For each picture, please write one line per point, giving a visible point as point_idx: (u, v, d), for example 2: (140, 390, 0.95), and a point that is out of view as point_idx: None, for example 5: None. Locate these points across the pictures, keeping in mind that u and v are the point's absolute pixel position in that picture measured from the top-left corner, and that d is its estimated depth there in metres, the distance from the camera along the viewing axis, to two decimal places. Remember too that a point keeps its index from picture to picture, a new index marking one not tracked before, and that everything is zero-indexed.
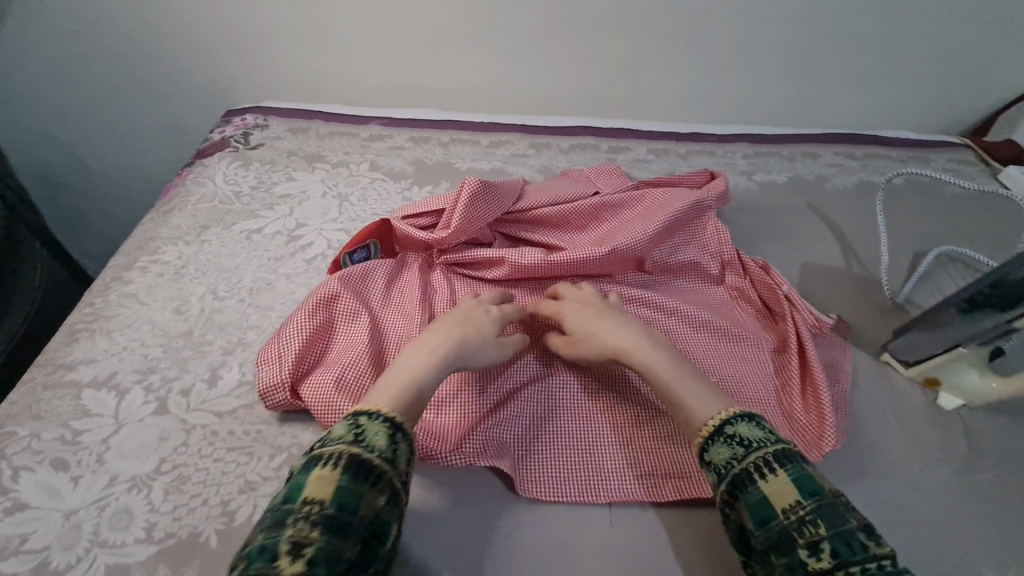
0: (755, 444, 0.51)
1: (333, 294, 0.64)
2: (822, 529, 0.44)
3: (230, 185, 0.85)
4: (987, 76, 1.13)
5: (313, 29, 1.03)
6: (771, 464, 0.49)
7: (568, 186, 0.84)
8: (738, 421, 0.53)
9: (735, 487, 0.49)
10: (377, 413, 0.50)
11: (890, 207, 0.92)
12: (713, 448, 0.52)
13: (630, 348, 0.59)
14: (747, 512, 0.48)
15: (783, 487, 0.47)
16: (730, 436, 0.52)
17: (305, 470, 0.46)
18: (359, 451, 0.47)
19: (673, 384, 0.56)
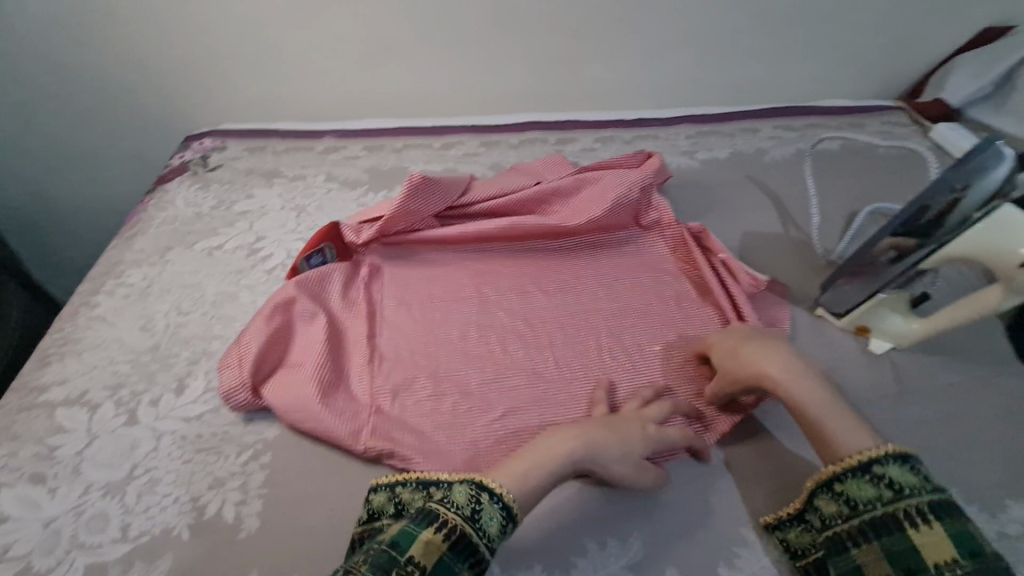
0: (908, 492, 0.45)
1: (291, 298, 0.68)
2: None
3: (191, 207, 0.88)
4: (916, 40, 1.17)
5: (261, 50, 1.06)
6: (925, 514, 0.44)
7: (513, 179, 0.88)
8: (889, 462, 0.47)
9: (873, 527, 0.45)
10: (496, 495, 0.47)
11: (826, 173, 0.96)
12: (852, 482, 0.48)
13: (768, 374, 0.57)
14: (885, 556, 0.44)
15: (938, 543, 0.42)
16: (877, 477, 0.47)
17: (419, 522, 0.44)
18: (471, 530, 0.44)
19: (821, 418, 0.53)
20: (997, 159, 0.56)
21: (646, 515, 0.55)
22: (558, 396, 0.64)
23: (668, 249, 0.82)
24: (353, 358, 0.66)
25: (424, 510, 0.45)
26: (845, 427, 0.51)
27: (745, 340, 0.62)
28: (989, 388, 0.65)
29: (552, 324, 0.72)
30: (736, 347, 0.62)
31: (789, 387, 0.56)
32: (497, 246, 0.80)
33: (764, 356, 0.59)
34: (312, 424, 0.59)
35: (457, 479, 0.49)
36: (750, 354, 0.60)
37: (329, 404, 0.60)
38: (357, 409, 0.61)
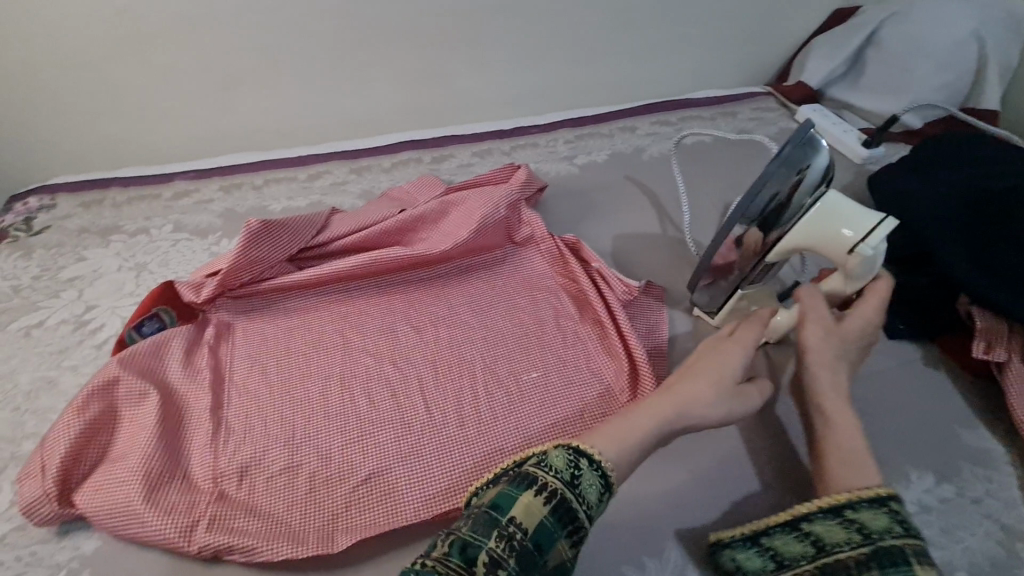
0: (916, 532, 0.46)
1: (112, 380, 0.59)
2: None
3: (8, 280, 0.77)
4: (776, 26, 1.21)
5: (91, 91, 0.96)
6: (927, 560, 0.44)
7: (378, 208, 0.82)
8: (899, 503, 0.48)
9: (875, 554, 0.44)
10: (595, 462, 0.48)
11: (700, 167, 0.97)
12: (866, 511, 0.47)
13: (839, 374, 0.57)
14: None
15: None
16: (893, 511, 0.47)
17: (520, 485, 0.45)
18: (573, 495, 0.45)
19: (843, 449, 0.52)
20: (814, 140, 0.56)
21: None
22: (426, 440, 0.60)
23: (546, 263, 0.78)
24: (193, 437, 0.58)
25: (523, 472, 0.46)
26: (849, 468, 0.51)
27: (861, 338, 0.59)
28: (858, 370, 0.66)
29: (423, 362, 0.67)
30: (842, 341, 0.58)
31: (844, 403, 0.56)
32: (363, 282, 0.74)
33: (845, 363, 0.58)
34: (137, 528, 0.51)
35: (553, 445, 0.49)
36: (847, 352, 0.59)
37: (158, 501, 0.52)
38: (195, 500, 0.53)
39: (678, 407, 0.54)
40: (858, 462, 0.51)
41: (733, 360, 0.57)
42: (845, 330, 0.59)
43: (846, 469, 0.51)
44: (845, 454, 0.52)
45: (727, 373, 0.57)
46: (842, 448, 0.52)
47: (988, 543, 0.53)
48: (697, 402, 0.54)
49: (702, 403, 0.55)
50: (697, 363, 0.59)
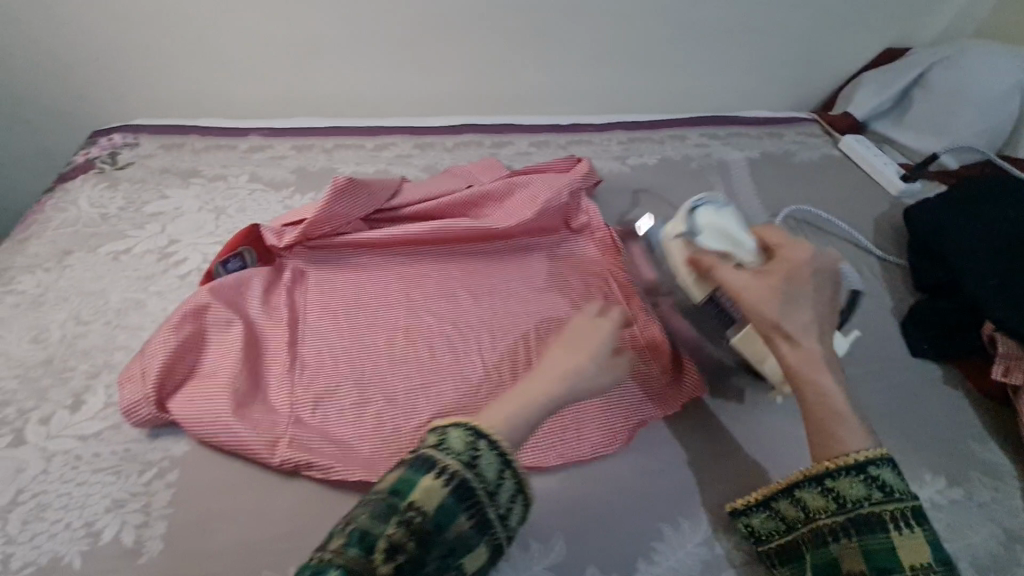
0: (897, 496, 0.49)
1: (204, 305, 0.64)
2: None
3: (96, 207, 0.82)
4: (827, 58, 1.26)
5: (180, 42, 1.01)
6: (908, 520, 0.48)
7: (445, 182, 0.87)
8: (882, 466, 0.50)
9: (860, 526, 0.48)
10: (492, 440, 0.46)
11: (744, 182, 1.03)
12: (846, 480, 0.50)
13: (801, 330, 0.56)
14: (864, 553, 0.47)
15: (916, 547, 0.47)
16: (871, 478, 0.49)
17: (419, 469, 0.43)
18: (471, 475, 0.44)
19: (829, 415, 0.53)
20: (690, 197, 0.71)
21: (567, 513, 0.56)
22: (485, 398, 0.64)
23: (600, 250, 0.83)
24: (273, 367, 0.63)
25: (420, 455, 0.44)
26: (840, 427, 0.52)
27: (805, 280, 0.58)
28: (882, 380, 0.71)
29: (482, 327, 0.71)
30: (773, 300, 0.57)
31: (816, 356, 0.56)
32: (429, 249, 0.79)
33: (802, 311, 0.57)
34: (226, 438, 0.56)
35: (454, 423, 0.46)
36: (800, 302, 0.57)
37: (243, 418, 0.57)
38: (275, 421, 0.58)
39: (559, 376, 0.53)
40: (842, 422, 0.52)
41: (596, 335, 0.57)
42: (778, 288, 0.57)
43: (836, 432, 0.52)
44: (831, 415, 0.53)
45: (594, 351, 0.55)
46: (828, 413, 0.53)
47: (991, 545, 0.58)
48: (580, 376, 0.54)
49: (582, 376, 0.54)
50: (573, 335, 0.57)
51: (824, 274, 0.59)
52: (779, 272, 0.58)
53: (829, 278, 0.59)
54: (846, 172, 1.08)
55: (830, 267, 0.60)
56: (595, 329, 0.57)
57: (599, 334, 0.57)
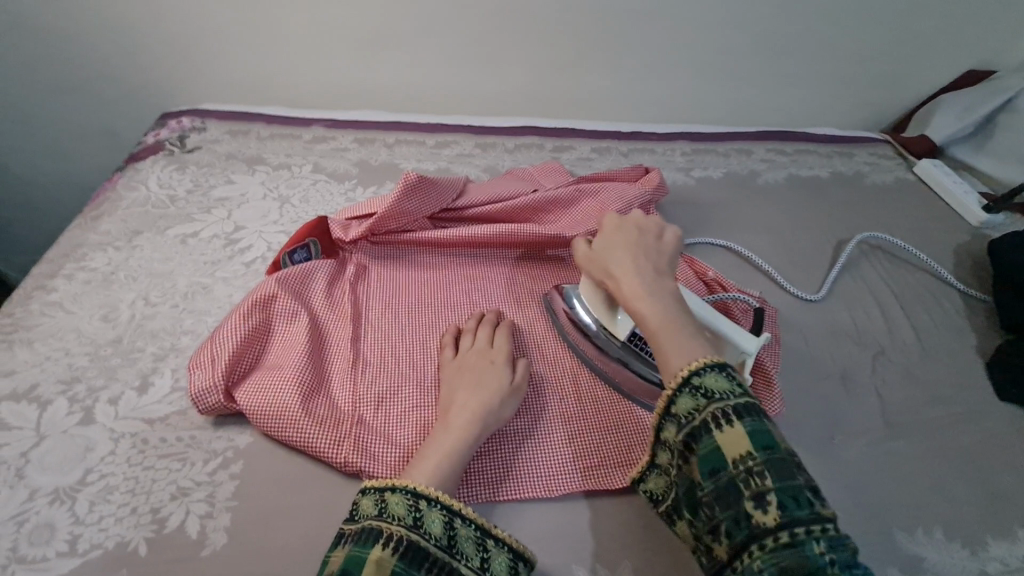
0: (718, 396, 0.42)
1: (271, 295, 0.63)
2: (770, 482, 0.39)
3: (165, 189, 0.83)
4: (904, 78, 1.21)
5: (250, 30, 1.01)
6: (729, 415, 0.41)
7: (509, 184, 0.85)
8: (705, 371, 0.44)
9: (690, 436, 0.42)
10: (433, 497, 0.46)
11: (814, 202, 0.98)
12: (674, 396, 0.44)
13: (624, 273, 0.54)
14: (699, 463, 0.42)
15: (739, 441, 0.40)
16: (694, 387, 0.43)
17: (365, 543, 0.43)
18: (418, 537, 0.44)
19: (658, 333, 0.48)
20: None
21: (645, 545, 0.53)
22: (556, 412, 0.61)
23: None
24: (336, 362, 0.62)
25: (365, 529, 0.44)
26: (675, 341, 0.47)
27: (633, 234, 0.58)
28: (965, 423, 0.67)
29: (546, 337, 0.68)
30: (607, 249, 0.58)
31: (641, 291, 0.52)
32: (492, 252, 0.77)
33: (623, 260, 0.56)
34: (290, 432, 0.55)
35: (391, 488, 0.46)
36: (616, 254, 0.57)
37: (309, 415, 0.56)
38: (338, 417, 0.57)
39: (472, 419, 0.54)
40: (669, 340, 0.47)
41: (491, 375, 0.58)
42: (600, 252, 0.58)
43: (665, 350, 0.47)
44: (659, 333, 0.48)
45: (493, 388, 0.57)
46: (658, 336, 0.48)
47: None
48: (489, 413, 0.55)
49: (492, 413, 0.55)
50: (473, 372, 0.59)
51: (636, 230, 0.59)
52: (596, 241, 0.60)
53: (635, 231, 0.59)
54: (922, 198, 1.03)
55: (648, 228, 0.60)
56: (490, 372, 0.59)
57: (497, 375, 0.58)
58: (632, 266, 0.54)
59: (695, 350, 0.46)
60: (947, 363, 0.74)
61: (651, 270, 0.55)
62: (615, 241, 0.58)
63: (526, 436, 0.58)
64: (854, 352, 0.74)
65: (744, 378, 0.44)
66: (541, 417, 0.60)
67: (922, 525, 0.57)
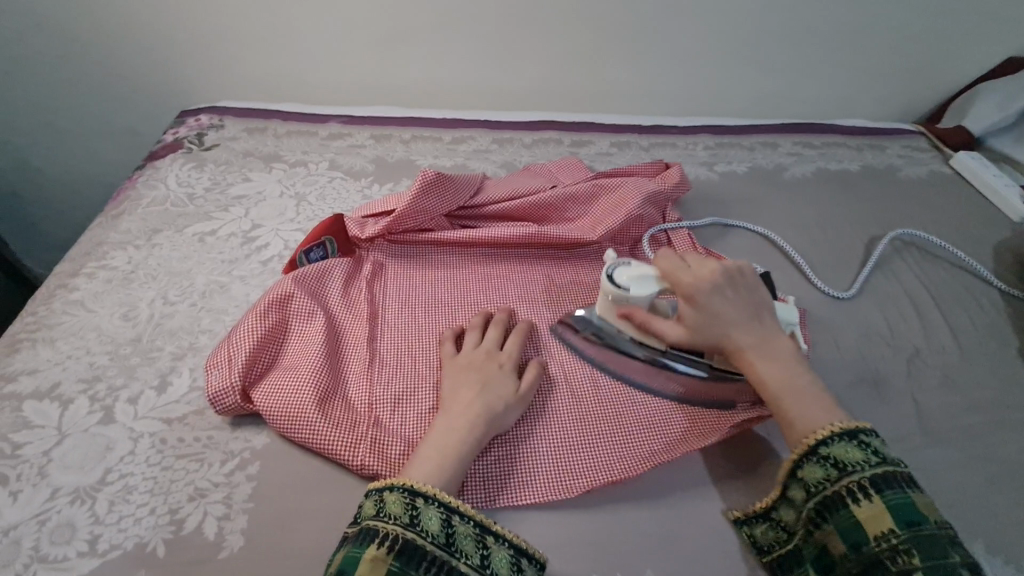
0: (852, 468, 0.46)
1: (287, 294, 0.62)
2: (916, 558, 0.41)
3: (184, 187, 0.83)
4: (940, 67, 1.16)
5: (268, 27, 1.01)
6: (867, 489, 0.45)
7: (526, 180, 0.83)
8: (835, 441, 0.48)
9: (825, 508, 0.47)
10: (433, 496, 0.46)
11: (844, 197, 0.95)
12: (804, 466, 0.48)
13: (728, 334, 0.55)
14: (837, 535, 0.45)
15: (878, 515, 0.44)
16: (823, 457, 0.47)
17: (362, 542, 0.43)
18: (414, 536, 0.44)
19: (781, 395, 0.51)
20: None
21: (667, 554, 0.51)
22: (575, 417, 0.59)
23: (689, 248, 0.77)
24: (352, 363, 0.61)
25: (362, 529, 0.44)
26: (803, 404, 0.51)
27: (717, 286, 0.56)
28: (1009, 431, 0.64)
29: (564, 338, 0.66)
30: (697, 303, 0.56)
31: (749, 350, 0.54)
32: (509, 251, 0.76)
33: (728, 314, 0.55)
34: (305, 432, 0.54)
35: (388, 486, 0.46)
36: (720, 306, 0.55)
37: (326, 417, 0.55)
38: (354, 418, 0.56)
39: (477, 422, 0.53)
40: (796, 405, 0.51)
41: (497, 379, 0.57)
42: (698, 306, 0.56)
43: (792, 414, 0.50)
44: (784, 394, 0.51)
45: (498, 395, 0.56)
46: (781, 397, 0.51)
47: None
48: (493, 419, 0.54)
49: (496, 419, 0.54)
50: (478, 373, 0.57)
51: (727, 273, 0.57)
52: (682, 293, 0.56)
53: (722, 275, 0.57)
54: (960, 192, 0.98)
55: (715, 269, 0.58)
56: (496, 377, 0.57)
57: (503, 381, 0.57)
58: (734, 321, 0.55)
59: (827, 413, 0.50)
60: (989, 367, 0.70)
61: (748, 320, 0.55)
62: (702, 292, 0.56)
63: (543, 440, 0.57)
64: (888, 355, 0.71)
65: (882, 447, 0.47)
66: (558, 420, 0.59)
67: (963, 540, 0.54)
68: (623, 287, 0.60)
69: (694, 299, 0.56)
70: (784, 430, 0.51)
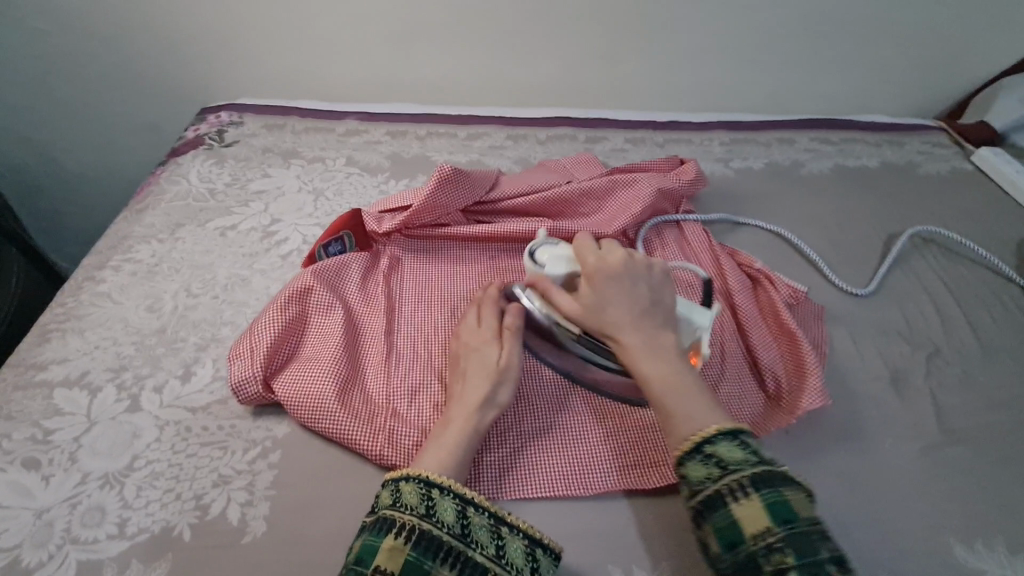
0: (732, 466, 0.43)
1: (307, 287, 0.64)
2: (789, 558, 0.39)
3: (205, 182, 0.85)
4: (962, 62, 1.14)
5: (288, 26, 1.03)
6: (745, 488, 0.42)
7: (541, 176, 0.84)
8: (719, 439, 0.45)
9: (704, 507, 0.43)
10: (448, 488, 0.47)
11: (862, 193, 0.94)
12: (688, 463, 0.45)
13: (622, 326, 0.53)
14: (714, 536, 0.42)
15: (755, 514, 0.41)
16: (707, 455, 0.44)
17: (379, 531, 0.44)
18: (430, 526, 0.44)
19: (664, 392, 0.49)
20: None
21: (681, 545, 0.52)
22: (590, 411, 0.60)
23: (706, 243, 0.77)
24: (370, 355, 0.62)
25: (379, 518, 0.45)
26: (685, 401, 0.48)
27: (618, 278, 0.55)
28: None
29: None
30: (597, 295, 0.54)
31: (639, 344, 0.52)
32: (523, 246, 0.76)
33: (623, 309, 0.53)
34: (325, 422, 0.55)
35: (404, 477, 0.47)
36: (613, 301, 0.54)
37: (344, 407, 0.56)
38: (372, 410, 0.57)
39: (482, 414, 0.54)
40: (676, 402, 0.48)
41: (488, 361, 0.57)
42: (595, 298, 0.54)
43: (670, 411, 0.48)
44: (670, 391, 0.49)
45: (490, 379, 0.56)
46: (662, 395, 0.49)
47: None
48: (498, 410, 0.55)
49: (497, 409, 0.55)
50: (461, 361, 0.58)
51: (627, 268, 0.56)
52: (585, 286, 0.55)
53: (626, 269, 0.55)
54: (982, 189, 0.97)
55: (621, 260, 0.56)
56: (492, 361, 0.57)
57: (490, 363, 0.57)
58: (631, 314, 0.53)
59: (705, 414, 0.47)
60: (1009, 365, 0.70)
61: (645, 316, 0.53)
62: (602, 286, 0.55)
63: (558, 434, 0.58)
64: (906, 352, 0.70)
65: (760, 447, 0.45)
66: (572, 413, 0.59)
67: (982, 539, 0.54)
68: (540, 263, 0.60)
69: (592, 292, 0.55)
70: (665, 425, 0.48)
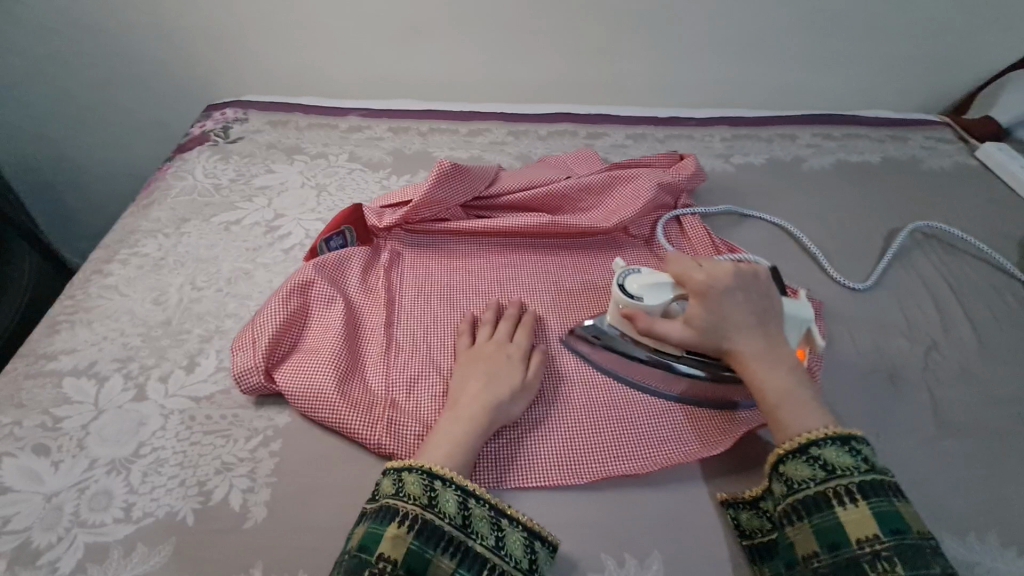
0: (839, 472, 0.46)
1: (309, 280, 0.65)
2: (897, 567, 0.42)
3: (210, 178, 0.86)
4: (967, 56, 1.13)
5: (291, 24, 1.04)
6: (853, 494, 0.45)
7: (541, 171, 0.84)
8: (827, 444, 0.47)
9: (805, 505, 0.46)
10: (449, 479, 0.48)
11: (863, 189, 0.94)
12: (791, 463, 0.48)
13: (732, 335, 0.54)
14: (813, 535, 0.45)
15: (863, 519, 0.44)
16: (813, 457, 0.47)
17: (381, 520, 0.45)
18: (433, 517, 0.45)
19: (778, 401, 0.51)
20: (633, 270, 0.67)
21: (673, 534, 0.53)
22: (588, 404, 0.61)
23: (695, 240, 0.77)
24: (370, 346, 0.63)
25: (383, 507, 0.46)
26: (798, 410, 0.50)
27: (724, 290, 0.55)
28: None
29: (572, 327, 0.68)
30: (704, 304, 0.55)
31: (756, 356, 0.53)
32: (522, 240, 0.77)
33: (734, 320, 0.55)
34: (325, 412, 0.57)
35: (408, 467, 0.48)
36: (731, 310, 0.55)
37: (345, 397, 0.57)
38: (371, 400, 0.58)
39: (478, 409, 0.54)
40: (791, 411, 0.50)
41: (504, 367, 0.59)
42: (705, 311, 0.55)
43: (784, 419, 0.50)
44: (781, 399, 0.51)
45: (504, 382, 0.57)
46: (776, 403, 0.51)
47: None
48: (500, 405, 0.55)
49: (500, 404, 0.56)
50: (469, 362, 0.60)
51: (736, 278, 0.56)
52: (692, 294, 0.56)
53: (732, 279, 0.56)
54: (985, 185, 0.96)
55: (727, 270, 0.56)
56: (503, 364, 0.59)
57: (510, 369, 0.59)
58: (741, 323, 0.55)
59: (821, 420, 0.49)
60: (1008, 360, 0.69)
61: (756, 324, 0.55)
62: (709, 297, 0.55)
63: (556, 426, 0.58)
64: (904, 348, 0.70)
65: (871, 453, 0.47)
66: (570, 406, 0.60)
67: (973, 531, 0.54)
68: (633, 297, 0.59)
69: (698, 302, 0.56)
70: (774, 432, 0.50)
